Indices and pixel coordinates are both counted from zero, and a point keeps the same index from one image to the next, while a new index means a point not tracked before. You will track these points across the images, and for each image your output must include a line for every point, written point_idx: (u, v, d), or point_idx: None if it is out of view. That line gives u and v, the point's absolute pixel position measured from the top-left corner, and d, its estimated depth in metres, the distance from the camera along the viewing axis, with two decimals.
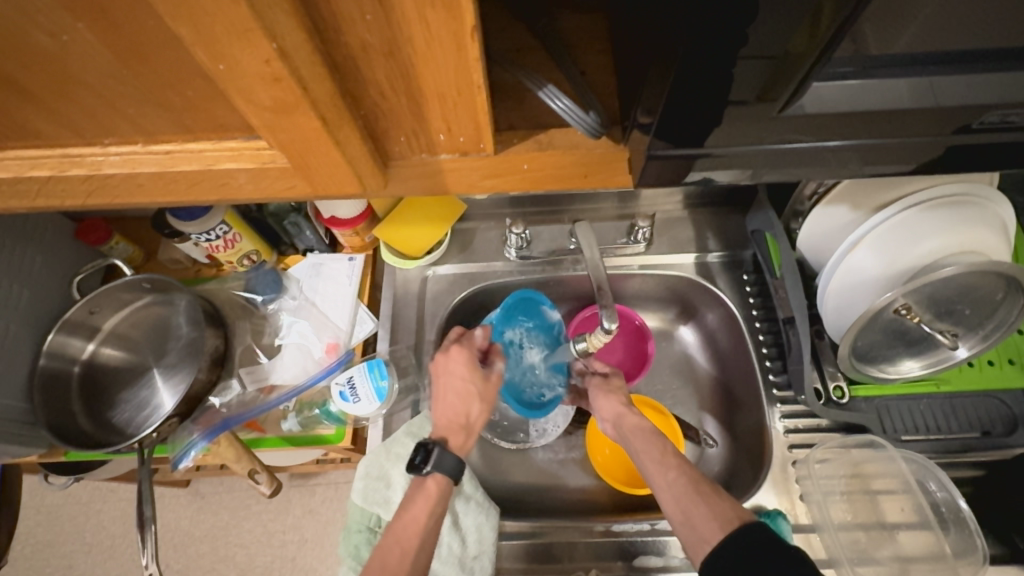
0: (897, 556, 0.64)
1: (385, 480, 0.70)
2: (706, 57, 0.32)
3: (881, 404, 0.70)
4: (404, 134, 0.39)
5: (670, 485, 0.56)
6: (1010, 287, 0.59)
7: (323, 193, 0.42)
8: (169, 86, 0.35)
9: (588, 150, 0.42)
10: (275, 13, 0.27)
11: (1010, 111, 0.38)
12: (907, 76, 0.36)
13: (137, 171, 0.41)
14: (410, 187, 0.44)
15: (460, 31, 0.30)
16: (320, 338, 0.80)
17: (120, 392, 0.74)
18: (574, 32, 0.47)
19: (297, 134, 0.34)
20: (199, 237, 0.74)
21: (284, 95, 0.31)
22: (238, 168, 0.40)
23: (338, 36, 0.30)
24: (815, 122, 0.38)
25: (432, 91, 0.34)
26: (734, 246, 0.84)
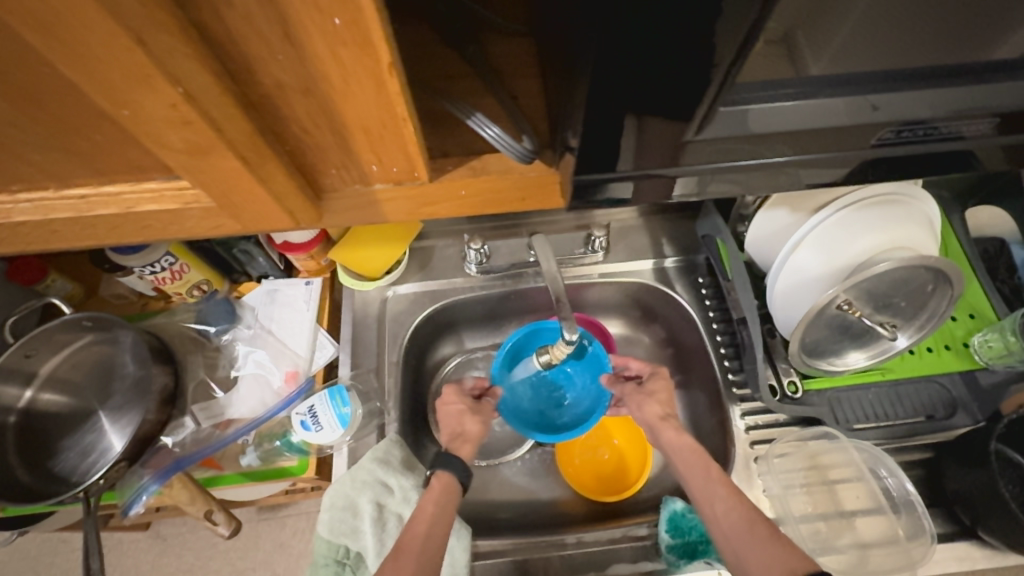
0: (856, 543, 0.67)
1: (352, 510, 0.68)
2: (626, 78, 0.33)
3: (833, 396, 0.72)
4: (335, 168, 0.39)
5: (722, 516, 0.56)
6: (938, 279, 0.63)
7: (255, 229, 0.41)
8: (75, 131, 0.34)
9: (524, 173, 0.43)
10: (175, 58, 0.26)
11: (904, 127, 0.41)
12: (827, 92, 0.38)
13: (51, 218, 0.39)
14: (349, 216, 0.43)
15: (377, 68, 0.30)
16: (278, 367, 0.78)
17: (62, 440, 0.70)
18: (506, 56, 0.47)
19: (217, 175, 0.34)
20: (142, 269, 0.71)
21: (197, 137, 0.30)
22: (161, 210, 0.39)
23: (251, 75, 0.30)
24: (740, 138, 0.40)
25: (356, 124, 0.34)
26: (687, 250, 0.86)
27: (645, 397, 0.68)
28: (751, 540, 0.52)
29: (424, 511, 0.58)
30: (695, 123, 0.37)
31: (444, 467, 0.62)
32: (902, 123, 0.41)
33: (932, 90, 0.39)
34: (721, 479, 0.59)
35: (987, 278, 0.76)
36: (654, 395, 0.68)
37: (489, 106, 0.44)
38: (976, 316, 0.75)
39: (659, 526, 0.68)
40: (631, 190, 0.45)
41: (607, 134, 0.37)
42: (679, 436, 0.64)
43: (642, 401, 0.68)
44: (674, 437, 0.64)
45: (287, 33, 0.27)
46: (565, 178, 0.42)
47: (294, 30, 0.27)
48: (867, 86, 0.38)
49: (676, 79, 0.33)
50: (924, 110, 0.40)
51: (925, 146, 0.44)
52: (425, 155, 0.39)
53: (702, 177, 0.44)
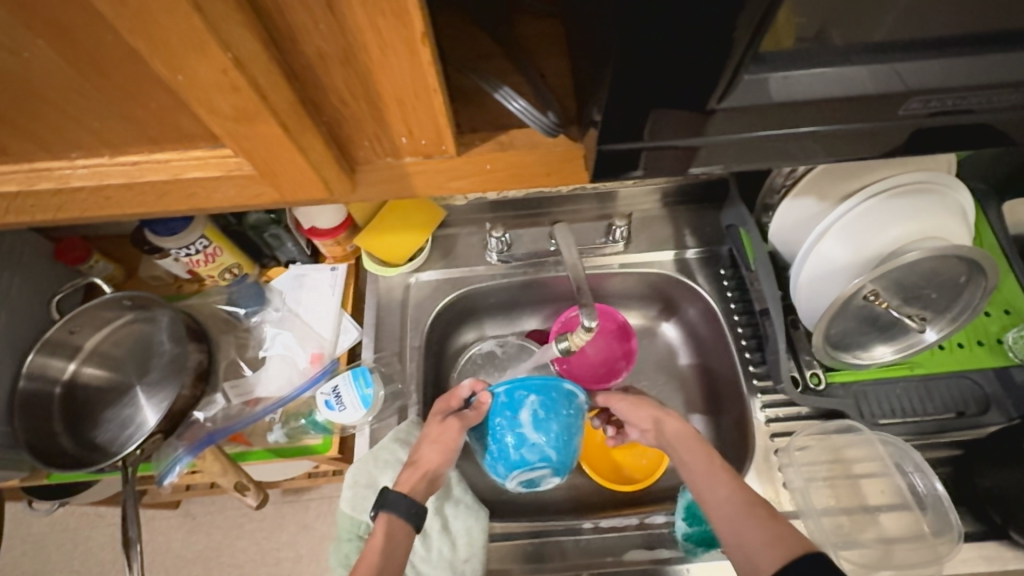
0: (880, 538, 0.66)
1: (374, 488, 0.70)
2: (647, 50, 0.33)
3: (858, 389, 0.71)
4: (367, 140, 0.40)
5: (722, 502, 0.55)
6: (973, 271, 0.61)
7: (292, 197, 0.43)
8: (132, 98, 0.36)
9: (549, 148, 0.44)
10: (227, 26, 0.28)
11: (931, 105, 0.41)
12: (855, 62, 0.38)
13: (105, 184, 0.41)
14: (376, 191, 0.45)
15: (411, 38, 0.31)
16: (305, 348, 0.80)
17: (103, 412, 0.73)
18: (532, 37, 0.48)
19: (261, 142, 0.35)
20: (178, 251, 0.74)
21: (243, 103, 0.32)
22: (205, 176, 0.41)
23: (295, 46, 0.31)
24: (766, 116, 0.40)
25: (390, 96, 0.35)
26: (710, 242, 0.86)
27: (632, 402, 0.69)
28: (766, 522, 0.52)
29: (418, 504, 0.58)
30: (718, 91, 0.37)
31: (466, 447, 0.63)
32: (924, 95, 0.40)
33: (963, 72, 0.38)
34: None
35: None
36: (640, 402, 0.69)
37: (514, 84, 0.44)
38: (1011, 311, 0.72)
39: (676, 514, 0.68)
40: (657, 170, 0.45)
41: (635, 115, 0.38)
42: (683, 427, 0.64)
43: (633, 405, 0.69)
44: (677, 429, 0.64)
45: (330, 3, 0.29)
46: (589, 152, 0.42)
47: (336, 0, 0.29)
48: (896, 53, 0.38)
49: (704, 59, 0.34)
50: (959, 91, 0.40)
51: (956, 125, 0.43)
52: (455, 130, 0.41)
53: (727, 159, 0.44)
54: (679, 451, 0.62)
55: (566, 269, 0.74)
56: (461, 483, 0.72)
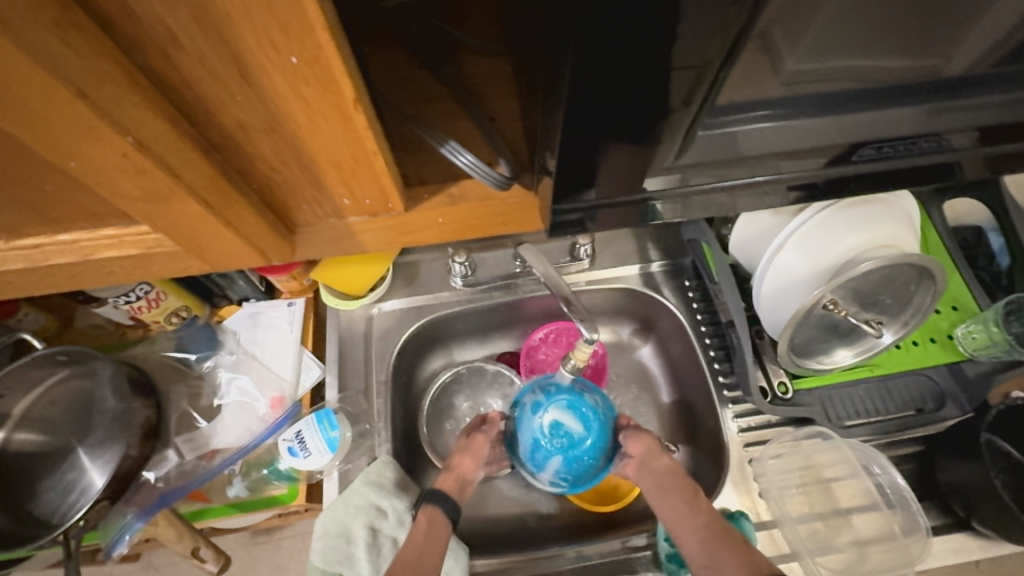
0: (855, 540, 0.68)
1: (346, 536, 0.66)
2: (607, 81, 0.32)
3: (823, 394, 0.73)
4: (306, 203, 0.38)
5: (697, 528, 0.57)
6: (922, 277, 0.63)
7: (224, 269, 0.39)
8: (24, 181, 0.32)
9: (502, 200, 0.41)
10: (120, 106, 0.25)
11: (882, 144, 0.43)
12: (810, 113, 0.40)
13: (3, 268, 0.37)
14: (321, 250, 0.42)
15: (341, 104, 0.29)
16: (263, 393, 0.76)
17: (41, 480, 0.67)
18: (480, 78, 0.44)
19: (179, 219, 0.32)
20: (117, 299, 0.69)
21: (153, 184, 0.29)
22: (120, 256, 0.37)
23: (209, 117, 0.29)
24: (721, 139, 0.40)
25: (325, 159, 0.33)
26: (673, 254, 0.86)
27: (633, 434, 0.68)
28: (740, 547, 0.54)
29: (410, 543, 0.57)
30: (675, 148, 0.39)
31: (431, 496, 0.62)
32: (877, 140, 0.43)
33: (909, 105, 0.41)
34: (703, 500, 0.60)
35: (968, 270, 0.77)
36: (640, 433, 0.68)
37: (461, 130, 0.42)
38: (959, 307, 0.76)
39: (658, 535, 0.67)
40: (624, 195, 0.43)
41: (590, 148, 0.37)
42: (669, 462, 0.64)
43: (632, 434, 0.68)
44: (664, 463, 0.64)
45: (243, 74, 0.26)
46: (545, 203, 0.41)
47: (251, 71, 0.26)
48: (834, 108, 0.40)
49: (654, 91, 0.33)
50: (893, 129, 0.42)
51: (906, 154, 0.45)
52: (399, 186, 0.38)
53: (683, 180, 0.43)
54: (658, 482, 0.63)
55: (546, 283, 0.71)
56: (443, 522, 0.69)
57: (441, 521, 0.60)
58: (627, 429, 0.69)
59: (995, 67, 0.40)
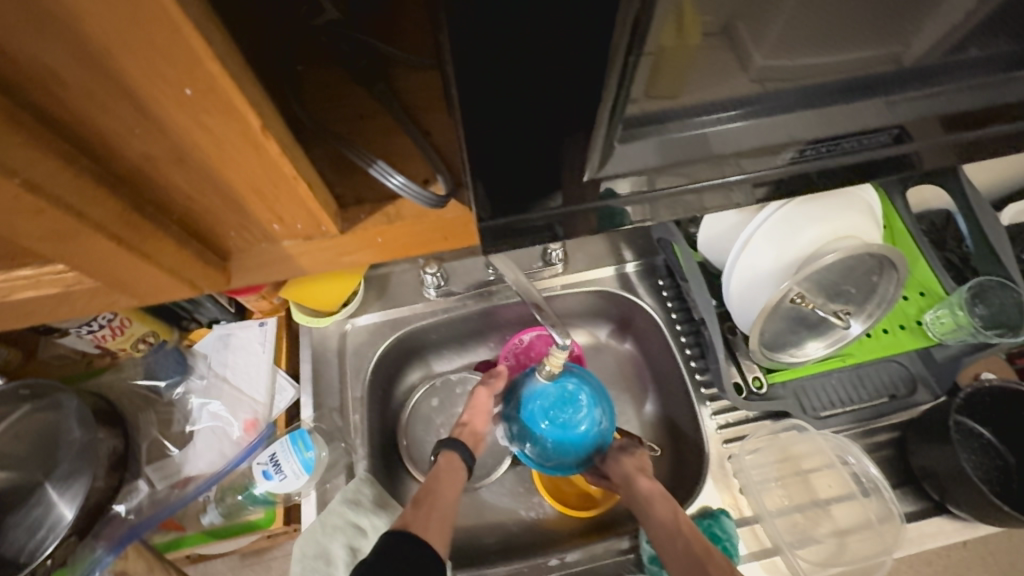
0: (833, 530, 0.69)
1: (325, 557, 0.65)
2: (513, 86, 0.31)
3: (797, 386, 0.73)
4: (234, 229, 0.37)
5: (679, 553, 0.58)
6: (883, 268, 0.64)
7: (154, 303, 0.38)
8: None
9: (439, 216, 0.41)
10: (5, 148, 0.24)
11: (802, 147, 0.43)
12: (774, 112, 0.40)
13: None
14: (261, 274, 0.41)
15: (250, 132, 0.28)
16: (235, 416, 0.75)
17: (3, 518, 0.63)
18: (410, 93, 0.44)
19: (94, 257, 0.31)
20: (79, 328, 0.68)
21: (55, 225, 0.27)
22: (40, 296, 0.35)
23: (112, 150, 0.28)
24: (665, 150, 0.40)
25: (246, 187, 0.33)
26: (646, 253, 0.87)
27: (621, 456, 0.71)
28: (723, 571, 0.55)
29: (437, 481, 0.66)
30: (592, 164, 0.39)
31: (448, 443, 0.70)
32: (813, 140, 0.43)
33: (858, 100, 0.41)
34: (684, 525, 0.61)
35: (932, 255, 0.78)
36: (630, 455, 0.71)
37: (396, 148, 0.41)
38: (927, 293, 0.77)
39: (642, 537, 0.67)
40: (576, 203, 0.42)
41: (528, 152, 0.36)
42: (652, 483, 0.67)
43: (618, 457, 0.71)
44: (648, 485, 0.67)
45: (141, 109, 0.26)
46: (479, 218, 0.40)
47: (147, 105, 0.26)
48: (782, 109, 0.40)
49: (574, 92, 0.33)
50: (836, 130, 0.42)
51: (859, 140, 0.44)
52: (332, 208, 0.37)
53: (652, 185, 0.43)
54: (643, 503, 0.65)
55: (518, 290, 0.71)
56: None
57: (457, 464, 0.68)
58: (615, 451, 0.72)
59: (941, 57, 0.40)
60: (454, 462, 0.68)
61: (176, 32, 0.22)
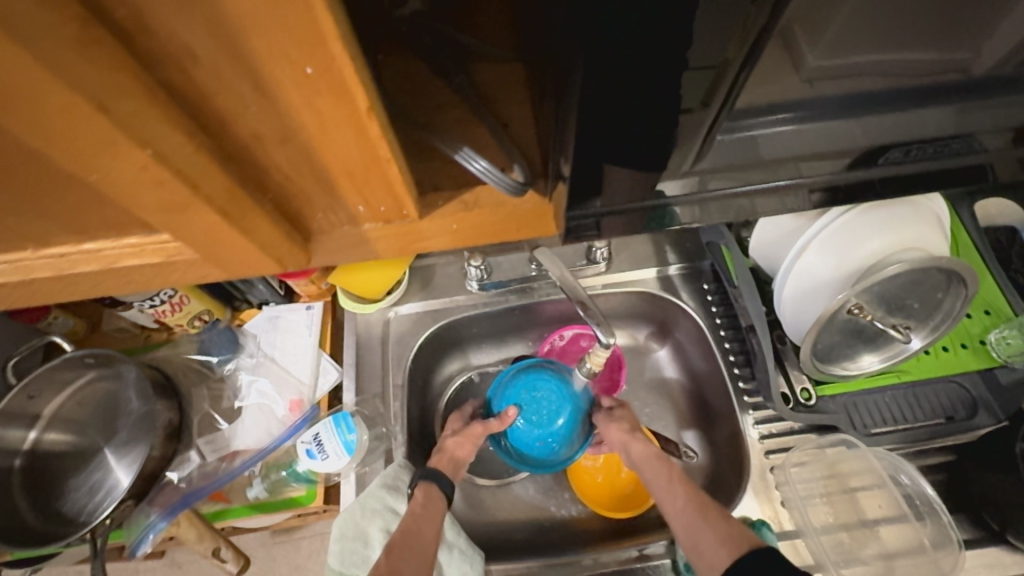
0: (882, 553, 0.65)
1: (363, 539, 0.67)
2: (629, 85, 0.31)
3: (848, 400, 0.71)
4: (321, 211, 0.38)
5: (680, 511, 0.58)
6: (950, 283, 0.62)
7: (241, 276, 0.39)
8: (50, 197, 0.32)
9: (515, 207, 0.41)
10: (141, 119, 0.25)
11: (910, 145, 0.42)
12: (829, 118, 0.40)
13: (31, 278, 0.37)
14: (337, 255, 0.43)
15: (356, 113, 0.29)
16: (282, 396, 0.78)
17: (69, 480, 0.69)
18: (490, 84, 0.44)
19: (198, 231, 0.32)
20: (142, 303, 0.71)
21: (174, 196, 0.29)
22: (143, 264, 0.37)
23: (227, 129, 0.29)
24: (747, 143, 0.40)
25: (340, 168, 0.34)
26: (692, 256, 0.85)
27: (609, 421, 0.70)
28: (720, 524, 0.55)
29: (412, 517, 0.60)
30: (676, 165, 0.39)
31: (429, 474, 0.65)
32: (906, 143, 0.41)
33: (924, 108, 0.40)
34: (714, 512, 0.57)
35: (1000, 273, 0.74)
36: (617, 420, 0.70)
37: (474, 138, 0.42)
38: (992, 312, 0.73)
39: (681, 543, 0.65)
40: (632, 203, 0.42)
41: (603, 151, 0.35)
42: (647, 447, 0.66)
43: (608, 424, 0.70)
44: (641, 449, 0.66)
45: (259, 86, 0.27)
46: (558, 211, 0.41)
47: (266, 82, 0.27)
48: (864, 116, 0.39)
49: (657, 89, 0.32)
50: (915, 135, 0.41)
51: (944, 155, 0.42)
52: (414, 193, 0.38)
53: (701, 186, 0.41)
54: (642, 469, 0.65)
55: (561, 286, 0.71)
56: (455, 525, 0.68)
57: (436, 496, 0.63)
58: (602, 418, 0.71)
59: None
60: (431, 495, 0.63)
61: (306, 4, 0.23)
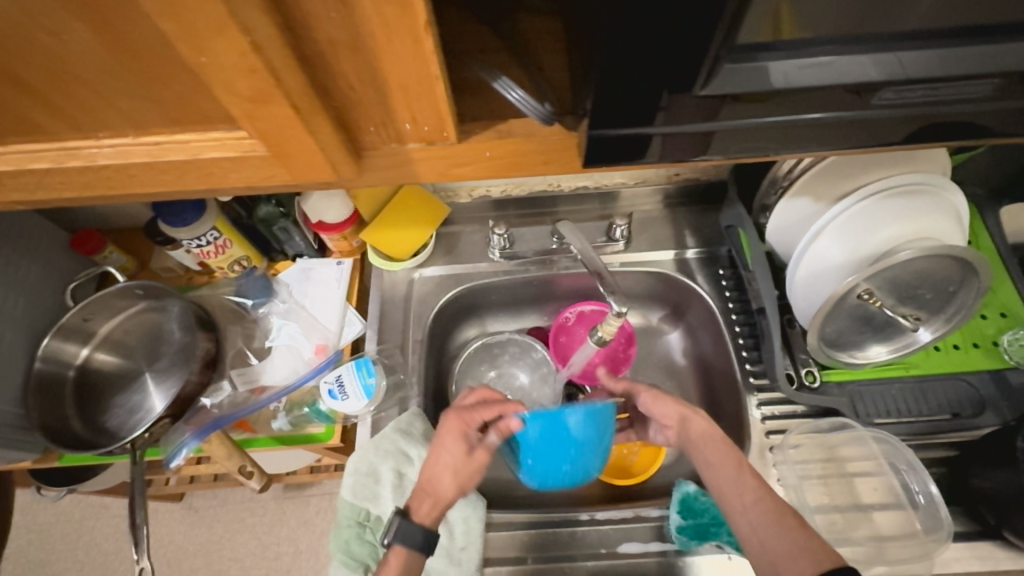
0: (874, 535, 0.67)
1: (374, 476, 0.71)
2: (641, 36, 0.33)
3: (854, 389, 0.72)
4: (373, 125, 0.42)
5: (748, 508, 0.57)
6: (965, 276, 0.62)
7: (301, 180, 0.44)
8: (157, 81, 0.36)
9: (545, 135, 0.44)
10: (247, 10, 0.29)
11: (897, 87, 0.38)
12: (866, 47, 0.37)
13: (129, 162, 0.41)
14: (379, 176, 0.46)
15: (415, 27, 0.33)
16: (309, 339, 0.82)
17: (114, 397, 0.75)
18: (532, 34, 0.49)
19: (274, 123, 0.37)
20: (190, 242, 0.77)
21: (261, 85, 0.33)
22: (221, 157, 0.41)
23: (308, 32, 0.33)
24: (794, 98, 0.39)
25: (395, 83, 0.37)
26: (710, 242, 0.87)
27: (659, 398, 0.68)
28: (795, 532, 0.53)
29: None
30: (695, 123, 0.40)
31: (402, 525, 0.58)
32: (891, 85, 0.38)
33: (971, 47, 0.37)
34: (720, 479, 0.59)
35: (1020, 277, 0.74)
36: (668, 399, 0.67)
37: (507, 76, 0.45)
38: (1008, 315, 0.73)
39: (670, 507, 0.69)
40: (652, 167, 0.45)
41: (630, 110, 0.38)
42: (707, 425, 0.64)
43: (658, 401, 0.67)
44: (702, 428, 0.64)
45: None
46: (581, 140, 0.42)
47: None
48: None
49: (684, 60, 0.35)
50: (939, 115, 0.41)
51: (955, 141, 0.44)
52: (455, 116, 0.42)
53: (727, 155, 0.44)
54: (703, 449, 0.62)
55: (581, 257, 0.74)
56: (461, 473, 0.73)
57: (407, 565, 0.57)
58: (651, 394, 0.68)
59: None
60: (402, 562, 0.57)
61: None
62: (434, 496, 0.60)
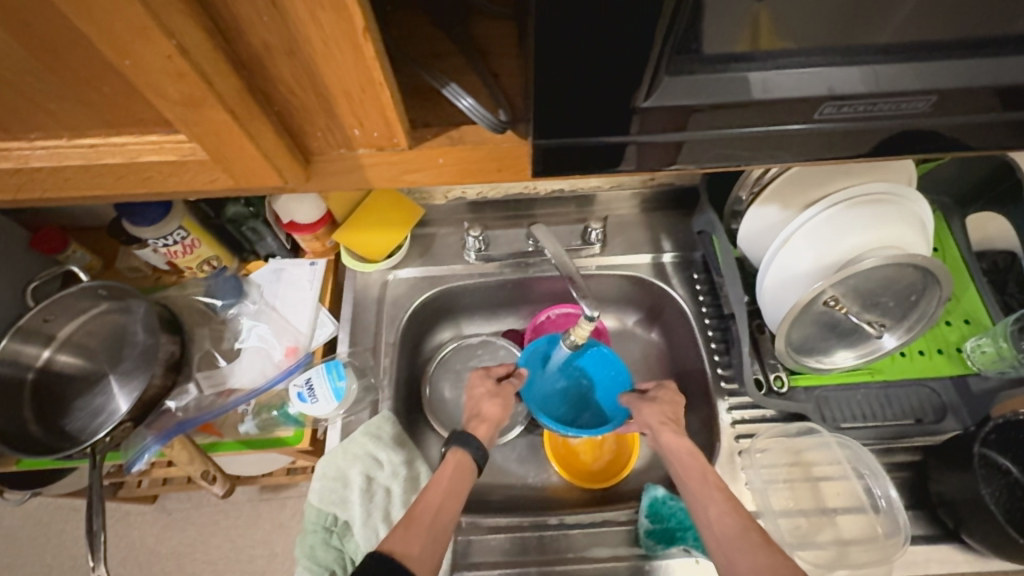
0: (836, 539, 0.68)
1: (342, 480, 0.71)
2: (584, 42, 0.33)
3: (820, 394, 0.73)
4: (320, 130, 0.41)
5: (717, 520, 0.57)
6: (927, 284, 0.63)
7: (246, 185, 0.43)
8: (84, 81, 0.35)
9: (496, 143, 0.44)
10: (168, 12, 0.29)
11: (842, 101, 0.38)
12: (835, 59, 0.37)
13: (64, 164, 0.40)
14: (331, 181, 0.45)
15: (352, 32, 0.32)
16: (280, 341, 0.81)
17: (75, 400, 0.73)
18: (490, 41, 0.49)
19: (210, 127, 0.36)
20: (156, 242, 0.75)
21: (190, 89, 0.33)
22: (160, 161, 0.40)
23: (240, 36, 0.33)
24: (766, 109, 0.39)
25: (337, 87, 0.37)
26: (685, 247, 0.88)
27: (645, 402, 0.69)
28: (758, 550, 0.53)
29: (438, 485, 0.61)
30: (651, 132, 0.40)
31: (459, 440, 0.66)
32: (838, 97, 0.38)
33: (926, 63, 0.37)
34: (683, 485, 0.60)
35: (983, 284, 0.76)
36: (657, 401, 0.69)
37: (468, 83, 0.45)
38: (971, 321, 0.75)
39: (640, 512, 0.70)
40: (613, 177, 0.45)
41: (586, 118, 0.38)
42: (677, 438, 0.65)
43: (642, 405, 0.69)
44: (672, 439, 0.65)
45: None
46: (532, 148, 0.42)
47: None
48: None
49: (634, 70, 0.35)
50: (897, 127, 0.42)
51: (909, 153, 0.45)
52: (405, 122, 0.41)
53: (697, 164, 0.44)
54: (675, 462, 0.64)
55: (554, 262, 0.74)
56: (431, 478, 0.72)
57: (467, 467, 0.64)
58: (637, 398, 0.70)
59: None
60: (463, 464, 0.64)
61: None
62: (488, 419, 0.68)
